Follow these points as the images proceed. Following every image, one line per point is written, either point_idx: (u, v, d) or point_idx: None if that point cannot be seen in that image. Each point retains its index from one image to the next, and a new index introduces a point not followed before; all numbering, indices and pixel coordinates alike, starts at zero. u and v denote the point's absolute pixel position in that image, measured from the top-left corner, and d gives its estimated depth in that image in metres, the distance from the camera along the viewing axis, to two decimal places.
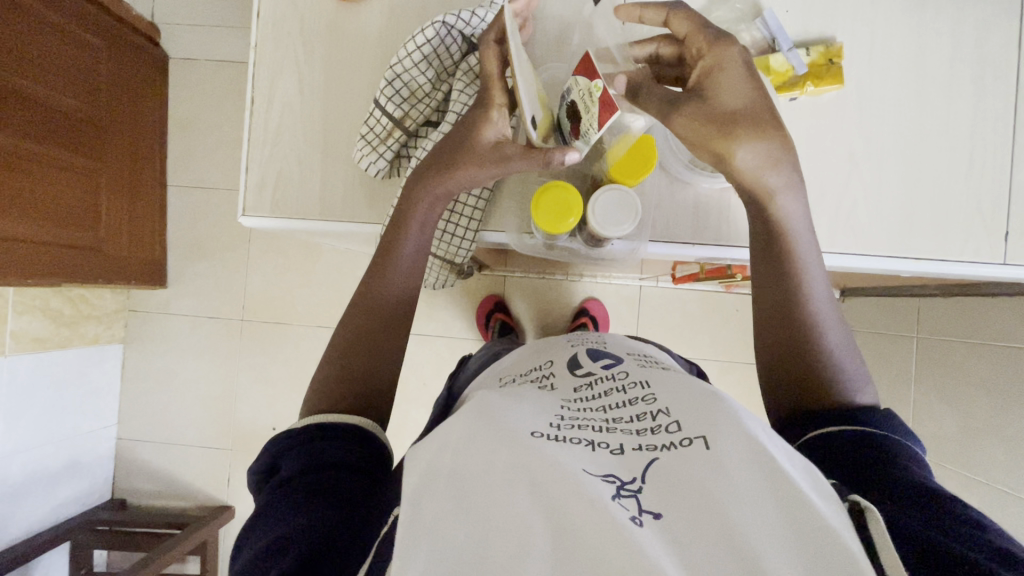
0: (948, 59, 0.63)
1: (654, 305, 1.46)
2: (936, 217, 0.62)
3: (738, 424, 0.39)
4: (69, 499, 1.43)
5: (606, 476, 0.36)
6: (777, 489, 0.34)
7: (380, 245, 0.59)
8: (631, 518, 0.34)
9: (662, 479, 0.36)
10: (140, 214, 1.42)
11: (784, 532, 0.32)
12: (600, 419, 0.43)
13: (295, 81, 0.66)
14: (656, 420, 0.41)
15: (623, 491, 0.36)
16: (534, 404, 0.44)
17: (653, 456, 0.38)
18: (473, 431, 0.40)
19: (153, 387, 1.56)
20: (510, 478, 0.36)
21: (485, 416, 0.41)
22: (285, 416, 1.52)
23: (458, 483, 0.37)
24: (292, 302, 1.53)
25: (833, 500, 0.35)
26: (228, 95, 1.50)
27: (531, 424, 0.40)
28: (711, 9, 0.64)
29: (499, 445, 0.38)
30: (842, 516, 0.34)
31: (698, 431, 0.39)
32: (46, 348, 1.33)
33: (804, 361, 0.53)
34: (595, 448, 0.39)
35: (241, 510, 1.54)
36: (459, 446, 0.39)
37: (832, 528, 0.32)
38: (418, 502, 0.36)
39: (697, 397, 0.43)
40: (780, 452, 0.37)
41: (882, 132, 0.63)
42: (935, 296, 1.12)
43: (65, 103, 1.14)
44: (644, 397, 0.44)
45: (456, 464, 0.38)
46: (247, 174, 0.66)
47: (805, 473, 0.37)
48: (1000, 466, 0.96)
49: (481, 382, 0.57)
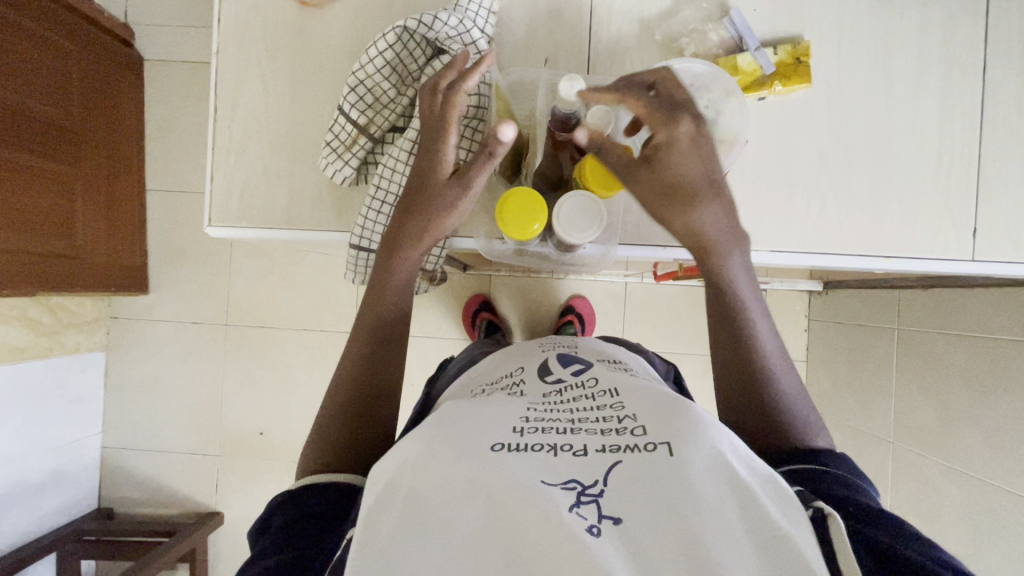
0: (916, 56, 0.63)
1: (639, 300, 1.46)
2: (904, 215, 0.63)
3: (701, 426, 0.39)
4: (54, 509, 1.42)
5: (566, 483, 0.36)
6: (735, 494, 0.35)
7: (375, 275, 0.57)
8: (588, 527, 0.34)
9: (622, 482, 0.36)
10: (118, 220, 1.40)
11: (740, 538, 0.33)
12: (567, 421, 0.42)
13: (259, 88, 0.65)
14: (622, 424, 0.41)
15: (583, 498, 0.35)
16: (500, 409, 0.43)
17: (617, 459, 0.37)
18: (432, 443, 0.39)
19: (137, 394, 1.54)
20: (472, 491, 0.35)
21: (447, 425, 0.41)
22: (272, 420, 1.51)
23: (418, 498, 0.36)
24: (277, 305, 1.51)
25: (786, 497, 0.35)
26: (204, 97, 1.48)
27: (494, 433, 0.39)
28: (678, 10, 0.64)
29: (459, 458, 0.37)
30: (799, 518, 0.34)
31: (662, 436, 0.38)
32: (26, 358, 1.31)
33: (758, 405, 0.51)
34: (559, 452, 0.38)
35: (231, 516, 1.53)
36: (418, 457, 0.38)
37: (781, 529, 0.33)
38: (374, 516, 0.36)
39: (662, 401, 0.42)
40: (740, 454, 0.38)
41: (850, 131, 0.63)
42: (914, 288, 1.13)
43: (37, 109, 1.11)
44: (612, 404, 0.44)
45: (417, 475, 0.37)
46: (212, 183, 0.65)
47: (765, 475, 0.37)
48: (977, 456, 0.97)
49: (452, 389, 0.56)
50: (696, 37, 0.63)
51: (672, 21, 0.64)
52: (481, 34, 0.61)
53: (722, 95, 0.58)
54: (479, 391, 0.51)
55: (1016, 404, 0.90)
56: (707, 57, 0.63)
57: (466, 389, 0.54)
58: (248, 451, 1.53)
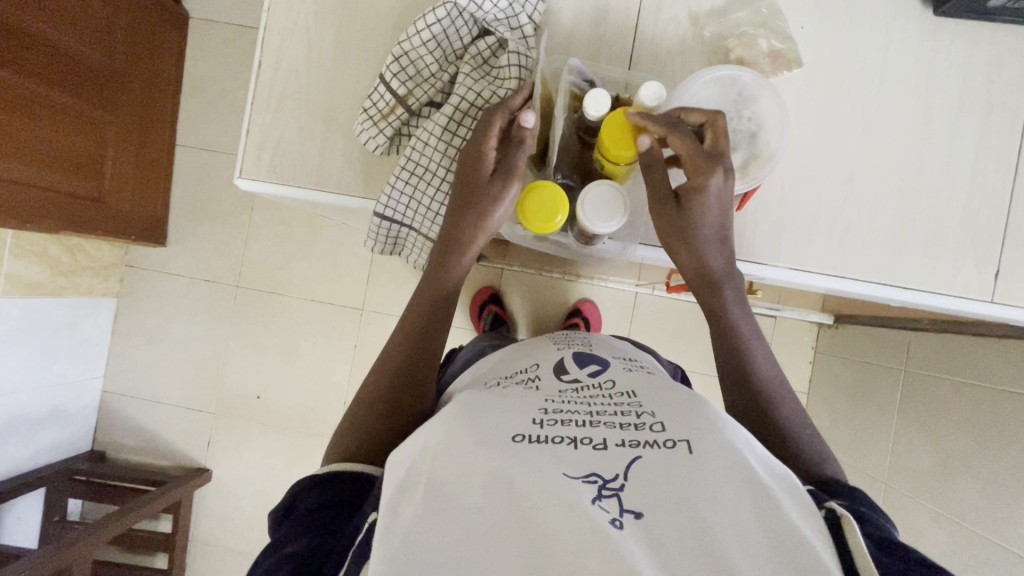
0: (958, 93, 0.62)
1: (647, 312, 1.46)
2: (928, 248, 0.62)
3: (719, 431, 0.39)
4: (49, 447, 1.44)
5: (587, 476, 0.36)
6: (754, 497, 0.35)
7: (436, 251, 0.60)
8: (611, 520, 0.34)
9: (642, 478, 0.36)
10: (145, 171, 1.42)
11: (761, 537, 0.33)
12: (585, 413, 0.42)
13: (304, 49, 0.66)
14: (640, 419, 0.41)
15: (604, 492, 0.35)
16: (516, 403, 0.44)
17: (635, 454, 0.37)
18: (453, 433, 0.40)
19: (143, 344, 1.57)
20: (494, 480, 0.36)
21: (467, 414, 0.42)
22: (271, 385, 1.53)
23: (436, 488, 0.36)
24: (290, 273, 1.53)
25: (807, 507, 0.36)
26: (244, 61, 1.50)
27: (513, 425, 0.40)
28: (726, 16, 0.64)
29: (479, 448, 0.38)
30: (816, 527, 0.34)
31: (681, 434, 0.39)
32: (40, 294, 1.33)
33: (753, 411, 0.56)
34: (579, 445, 0.38)
35: (219, 475, 1.55)
36: (439, 449, 0.39)
37: (799, 532, 0.33)
38: (397, 507, 0.36)
39: (679, 403, 0.43)
40: (757, 461, 0.38)
41: (884, 159, 0.63)
42: (926, 331, 1.11)
43: (82, 53, 1.14)
44: (628, 403, 0.44)
45: (437, 466, 0.38)
46: (247, 137, 0.66)
47: (782, 484, 0.37)
48: (970, 506, 0.96)
49: (468, 381, 0.57)
50: (745, 40, 0.62)
51: (719, 26, 0.64)
52: (527, 19, 0.62)
53: (769, 106, 0.58)
54: (494, 381, 0.52)
55: (1017, 458, 0.89)
56: (753, 64, 0.63)
57: (481, 380, 0.54)
58: (243, 412, 1.54)
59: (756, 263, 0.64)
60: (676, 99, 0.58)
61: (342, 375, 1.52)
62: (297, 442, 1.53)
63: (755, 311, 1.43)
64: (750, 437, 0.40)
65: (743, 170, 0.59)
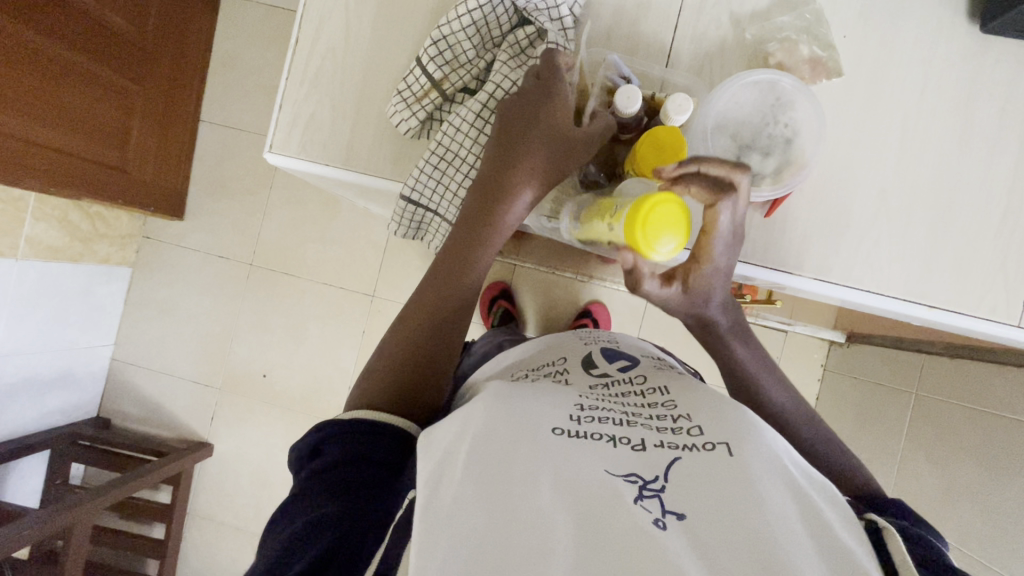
0: (998, 113, 0.62)
1: (658, 317, 1.45)
2: (958, 269, 0.61)
3: (759, 439, 0.38)
4: (56, 410, 1.46)
5: (628, 476, 0.36)
6: (798, 506, 0.34)
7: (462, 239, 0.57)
8: (653, 520, 0.33)
9: (685, 479, 0.35)
10: (168, 144, 1.44)
11: (808, 543, 0.32)
12: (620, 413, 0.42)
13: (342, 27, 0.66)
14: (677, 422, 0.41)
15: (646, 492, 0.35)
16: (551, 396, 0.43)
17: (676, 455, 0.37)
18: (492, 419, 0.40)
19: (154, 315, 1.58)
20: (532, 471, 0.36)
21: (505, 402, 0.42)
22: (277, 365, 1.54)
23: (476, 469, 0.36)
24: (303, 255, 1.54)
25: (852, 519, 0.35)
26: (274, 41, 1.50)
27: (554, 418, 0.40)
28: (766, 21, 0.63)
29: (519, 438, 0.38)
30: (859, 537, 0.34)
31: (720, 437, 0.38)
32: (59, 258, 1.34)
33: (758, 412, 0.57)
34: (617, 444, 0.38)
35: (220, 450, 1.56)
36: (478, 432, 0.39)
37: (842, 541, 0.33)
38: (436, 485, 0.36)
39: (715, 405, 0.42)
40: (796, 471, 0.37)
41: (918, 175, 0.62)
42: (940, 355, 1.10)
43: (116, 23, 1.15)
44: (663, 404, 0.44)
45: (476, 448, 0.37)
46: (279, 112, 0.66)
47: (821, 493, 0.36)
48: (975, 534, 0.95)
49: (494, 373, 0.56)
50: (786, 45, 0.61)
51: (760, 29, 0.63)
52: (569, 11, 0.62)
53: (805, 115, 0.58)
54: (523, 373, 0.52)
55: None
56: (793, 69, 0.62)
57: (509, 372, 0.54)
58: (247, 389, 1.55)
59: (782, 272, 0.63)
60: (713, 100, 0.58)
61: (348, 359, 1.53)
62: (299, 422, 1.54)
63: (767, 324, 1.42)
64: (788, 446, 0.40)
65: (776, 177, 0.58)
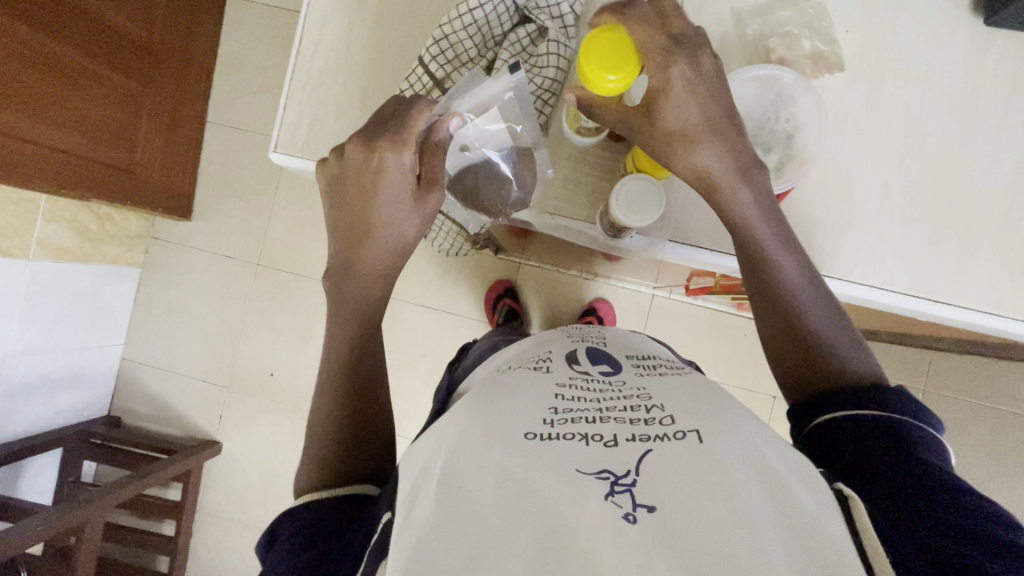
0: (1003, 105, 0.61)
1: (663, 314, 1.45)
2: (962, 261, 0.61)
3: (733, 431, 0.38)
4: (68, 408, 1.48)
5: (600, 472, 0.36)
6: (770, 490, 0.34)
7: (338, 299, 0.59)
8: (624, 515, 0.34)
9: (653, 472, 0.36)
10: (175, 146, 1.45)
11: (775, 531, 0.32)
12: (595, 407, 0.42)
13: (344, 28, 0.66)
14: (650, 413, 0.41)
15: (617, 487, 0.35)
16: (528, 394, 0.44)
17: (647, 447, 0.37)
18: (466, 430, 0.40)
19: (163, 315, 1.60)
20: (503, 473, 0.36)
21: (481, 410, 0.42)
22: (285, 363, 1.55)
23: (450, 482, 0.37)
24: (310, 255, 1.55)
25: (824, 495, 0.35)
26: (279, 42, 1.51)
27: (524, 421, 0.40)
28: (771, 16, 0.63)
29: (493, 443, 0.38)
30: (835, 519, 0.34)
31: (691, 425, 0.39)
32: (69, 258, 1.36)
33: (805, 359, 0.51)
34: (589, 441, 0.38)
35: (229, 448, 1.58)
36: (453, 446, 0.40)
37: (813, 523, 0.33)
38: (412, 507, 0.37)
39: (693, 397, 0.43)
40: (772, 455, 0.37)
41: (921, 169, 0.62)
42: (948, 351, 1.09)
43: (123, 27, 1.16)
44: (638, 395, 0.43)
45: (451, 462, 0.38)
46: (283, 113, 0.67)
47: (796, 471, 0.37)
48: None
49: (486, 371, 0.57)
50: (788, 40, 0.61)
51: (762, 24, 0.63)
52: (570, 8, 0.62)
53: (809, 108, 0.58)
54: (504, 371, 0.52)
55: None
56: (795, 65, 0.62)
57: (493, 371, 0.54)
58: (255, 388, 1.57)
59: None
60: None
61: None
62: None
63: None
64: (762, 432, 0.39)
65: (778, 171, 0.58)
